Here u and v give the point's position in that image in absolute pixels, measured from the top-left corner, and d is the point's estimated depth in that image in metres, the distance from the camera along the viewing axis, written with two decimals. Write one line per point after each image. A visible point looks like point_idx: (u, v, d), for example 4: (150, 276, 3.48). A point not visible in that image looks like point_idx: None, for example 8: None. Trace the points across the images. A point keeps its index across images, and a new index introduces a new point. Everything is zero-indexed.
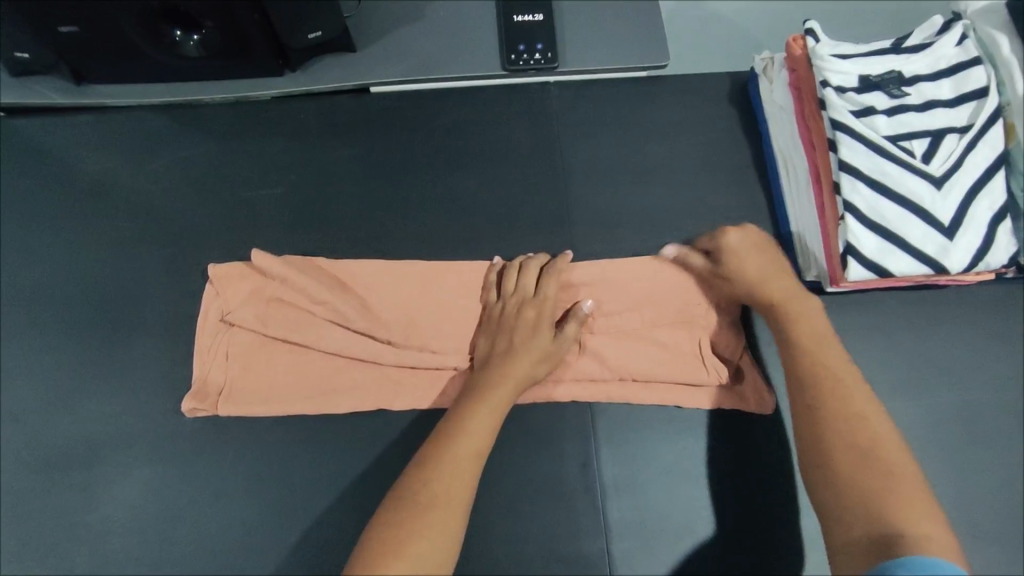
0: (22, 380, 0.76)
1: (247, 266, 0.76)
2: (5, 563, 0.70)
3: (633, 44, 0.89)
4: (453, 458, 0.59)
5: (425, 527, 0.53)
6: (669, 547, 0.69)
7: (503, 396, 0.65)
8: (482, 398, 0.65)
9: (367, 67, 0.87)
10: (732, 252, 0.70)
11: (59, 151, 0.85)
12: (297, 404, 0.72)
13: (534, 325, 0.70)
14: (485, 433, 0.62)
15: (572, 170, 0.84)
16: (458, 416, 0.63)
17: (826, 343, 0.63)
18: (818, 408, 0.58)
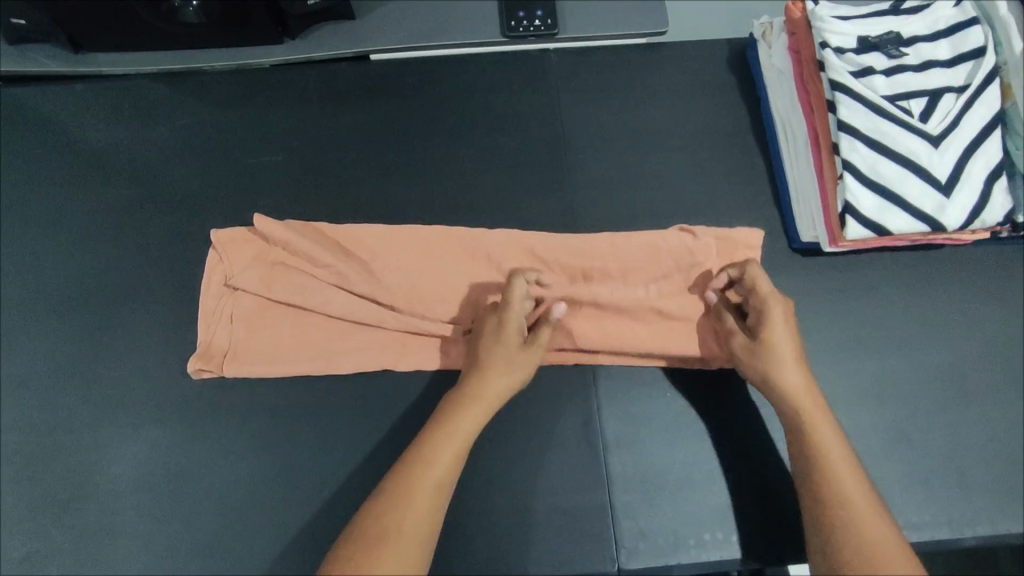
0: (27, 344, 0.76)
1: (251, 231, 0.77)
2: (14, 523, 0.70)
3: (632, 12, 0.89)
4: (417, 487, 0.58)
5: (387, 557, 0.53)
6: (669, 502, 0.70)
7: (471, 423, 0.63)
8: (452, 423, 0.63)
9: (367, 34, 0.87)
10: (770, 314, 0.66)
11: (59, 118, 0.85)
12: (302, 367, 0.73)
13: (496, 336, 0.68)
14: (449, 460, 0.61)
15: (572, 134, 0.84)
16: (428, 437, 0.62)
17: (821, 424, 0.62)
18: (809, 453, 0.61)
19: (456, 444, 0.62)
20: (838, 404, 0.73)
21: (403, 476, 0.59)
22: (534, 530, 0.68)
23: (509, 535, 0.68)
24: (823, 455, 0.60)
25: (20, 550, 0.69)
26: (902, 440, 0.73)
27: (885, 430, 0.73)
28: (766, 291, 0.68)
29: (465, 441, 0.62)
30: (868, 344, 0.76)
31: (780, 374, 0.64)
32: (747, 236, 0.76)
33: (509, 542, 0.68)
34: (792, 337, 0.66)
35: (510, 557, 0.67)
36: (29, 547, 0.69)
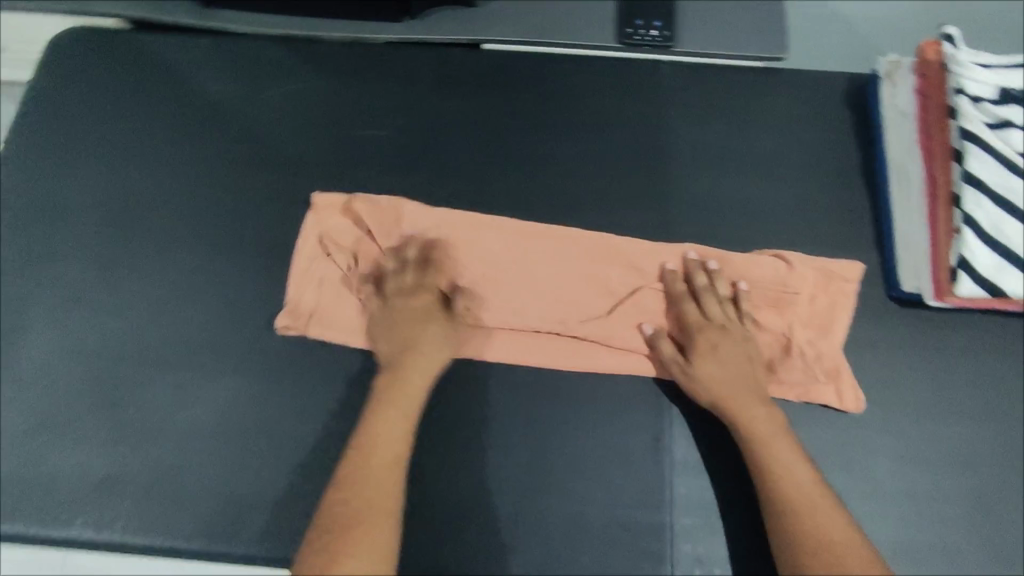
0: (125, 276, 0.78)
1: (348, 201, 0.78)
2: (94, 447, 0.72)
3: (753, 33, 0.88)
4: (371, 475, 0.64)
5: (363, 540, 0.60)
6: (730, 534, 0.69)
7: (410, 399, 0.69)
8: (395, 409, 0.68)
9: (485, 23, 0.88)
10: (705, 330, 0.71)
11: (178, 65, 0.87)
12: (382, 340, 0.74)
13: (421, 317, 0.73)
14: (398, 441, 0.67)
15: (675, 149, 0.83)
16: (376, 423, 0.67)
17: (779, 438, 0.66)
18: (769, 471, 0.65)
19: (396, 424, 0.68)
20: (919, 463, 0.71)
21: (347, 476, 0.64)
22: (589, 537, 0.68)
23: (565, 538, 0.68)
24: (783, 470, 0.65)
25: (96, 474, 0.71)
26: (979, 512, 0.70)
27: (963, 499, 0.70)
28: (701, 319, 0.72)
29: (408, 422, 0.68)
30: (959, 408, 0.72)
31: (723, 392, 0.69)
32: (845, 268, 0.75)
33: (563, 544, 0.68)
34: (740, 359, 0.70)
35: (562, 559, 0.68)
36: (105, 471, 0.72)
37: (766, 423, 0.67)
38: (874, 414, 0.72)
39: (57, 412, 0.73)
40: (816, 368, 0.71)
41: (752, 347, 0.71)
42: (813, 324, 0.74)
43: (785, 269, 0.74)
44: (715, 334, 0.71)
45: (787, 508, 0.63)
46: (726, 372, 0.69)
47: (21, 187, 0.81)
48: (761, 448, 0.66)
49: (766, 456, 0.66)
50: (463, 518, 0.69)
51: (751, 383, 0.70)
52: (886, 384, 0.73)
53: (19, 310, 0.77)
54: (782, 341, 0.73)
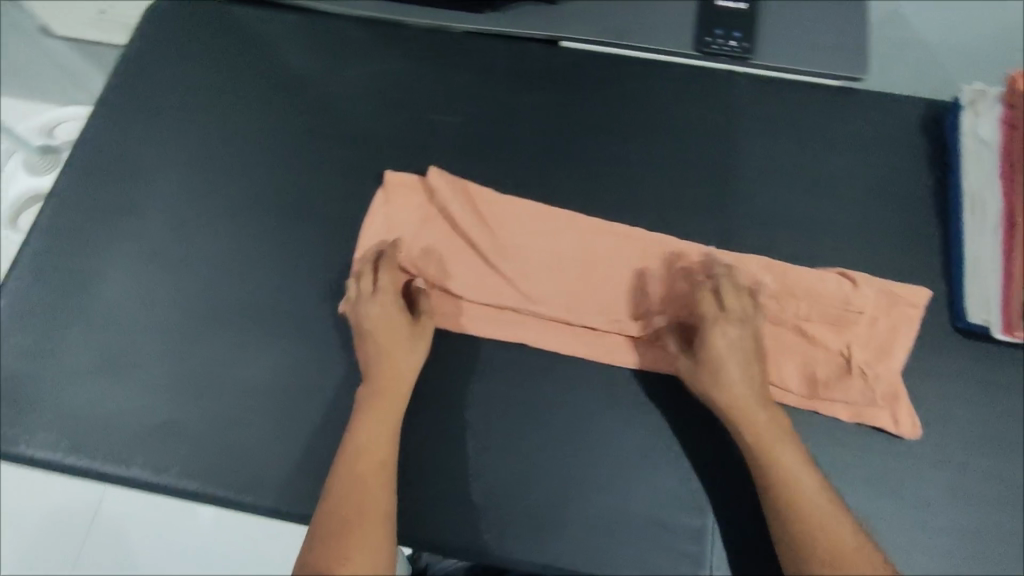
0: (197, 234, 0.80)
1: (413, 188, 0.80)
2: (150, 396, 0.73)
3: (832, 52, 0.87)
4: (362, 481, 0.64)
5: (359, 536, 0.61)
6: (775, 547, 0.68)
7: (392, 396, 0.70)
8: (376, 417, 0.69)
9: (565, 21, 0.90)
10: (725, 324, 0.70)
11: (266, 39, 0.91)
12: (443, 321, 0.76)
13: (390, 321, 0.73)
14: (383, 448, 0.67)
15: (744, 160, 0.83)
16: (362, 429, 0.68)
17: (782, 442, 0.66)
18: (771, 475, 0.65)
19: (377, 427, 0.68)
20: (972, 497, 0.69)
21: (341, 477, 0.65)
22: (629, 534, 0.68)
23: (605, 532, 0.68)
24: (784, 474, 0.64)
25: (149, 422, 0.72)
26: None
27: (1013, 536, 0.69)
28: (715, 314, 0.71)
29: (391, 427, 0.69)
30: (1016, 444, 0.71)
31: (728, 389, 0.68)
32: (910, 292, 0.74)
33: (603, 539, 0.68)
34: (746, 354, 0.70)
35: (602, 553, 0.67)
36: (158, 421, 0.72)
37: (769, 424, 0.67)
38: (929, 442, 0.71)
39: (122, 354, 0.75)
40: (875, 391, 0.71)
41: (758, 343, 0.71)
42: (873, 347, 0.73)
43: (849, 289, 0.74)
44: (732, 328, 0.70)
45: (792, 514, 0.62)
46: (744, 369, 0.69)
47: (112, 142, 0.85)
48: (762, 451, 0.66)
49: (767, 460, 0.65)
50: (506, 502, 0.69)
51: (755, 382, 0.69)
52: (944, 413, 0.72)
53: (97, 256, 0.79)
54: (841, 361, 0.73)
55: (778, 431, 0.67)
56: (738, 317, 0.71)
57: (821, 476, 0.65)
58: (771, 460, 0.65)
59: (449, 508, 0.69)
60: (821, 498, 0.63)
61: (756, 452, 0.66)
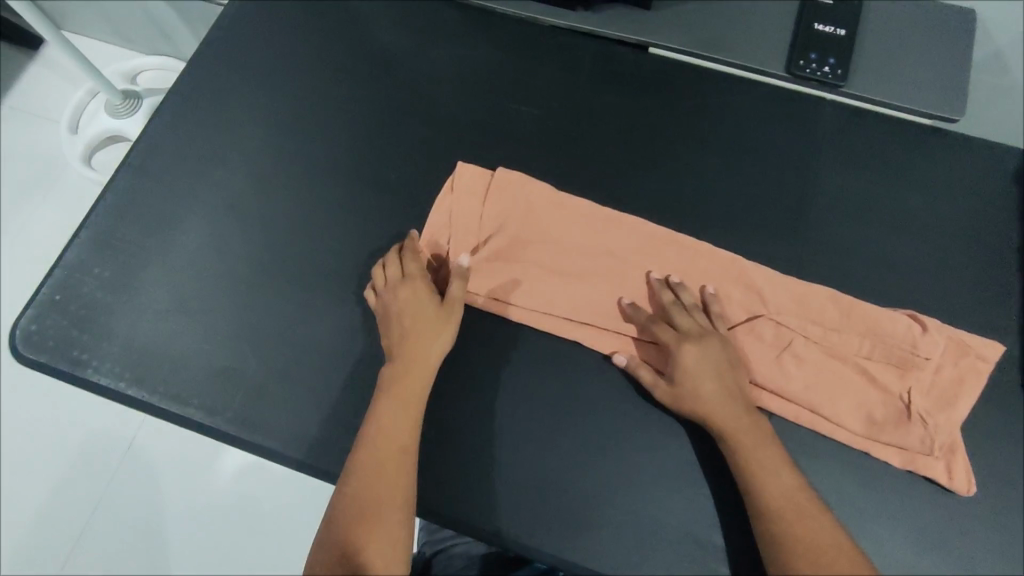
0: (272, 193, 0.82)
1: (463, 186, 0.80)
2: (209, 342, 0.75)
3: (929, 91, 0.84)
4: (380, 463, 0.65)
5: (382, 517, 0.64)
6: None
7: (417, 376, 0.69)
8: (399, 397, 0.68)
9: (656, 25, 0.88)
10: (690, 345, 0.69)
11: (358, 13, 0.92)
12: (502, 311, 0.75)
13: (418, 302, 0.72)
14: (405, 431, 0.67)
15: (822, 188, 0.81)
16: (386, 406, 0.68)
17: (767, 466, 0.65)
18: (762, 502, 0.64)
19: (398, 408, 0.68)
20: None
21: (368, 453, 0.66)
22: (661, 546, 0.67)
23: (636, 540, 0.67)
24: (773, 499, 0.63)
25: (205, 367, 0.74)
26: None
27: None
28: (676, 335, 0.70)
29: (409, 408, 0.68)
30: None
31: (705, 411, 0.67)
32: (981, 344, 0.72)
33: (633, 546, 0.67)
34: (718, 370, 0.69)
35: (630, 561, 0.67)
36: (213, 366, 0.74)
37: (752, 445, 0.66)
38: (985, 501, 0.68)
39: (192, 299, 0.77)
40: (934, 441, 0.68)
41: (731, 357, 0.70)
42: (936, 396, 0.71)
43: (918, 334, 0.72)
44: (698, 348, 0.69)
45: (788, 541, 0.62)
46: (714, 391, 0.68)
47: (204, 95, 0.88)
48: (751, 478, 0.65)
49: (757, 487, 0.64)
50: (543, 494, 0.69)
51: (734, 400, 0.68)
52: (1004, 475, 0.69)
53: (178, 203, 0.82)
54: (902, 405, 0.70)
55: (756, 453, 0.65)
56: (698, 332, 0.71)
57: (813, 497, 0.64)
58: (759, 486, 0.64)
59: (487, 491, 0.69)
60: (818, 523, 0.62)
61: (741, 479, 0.65)
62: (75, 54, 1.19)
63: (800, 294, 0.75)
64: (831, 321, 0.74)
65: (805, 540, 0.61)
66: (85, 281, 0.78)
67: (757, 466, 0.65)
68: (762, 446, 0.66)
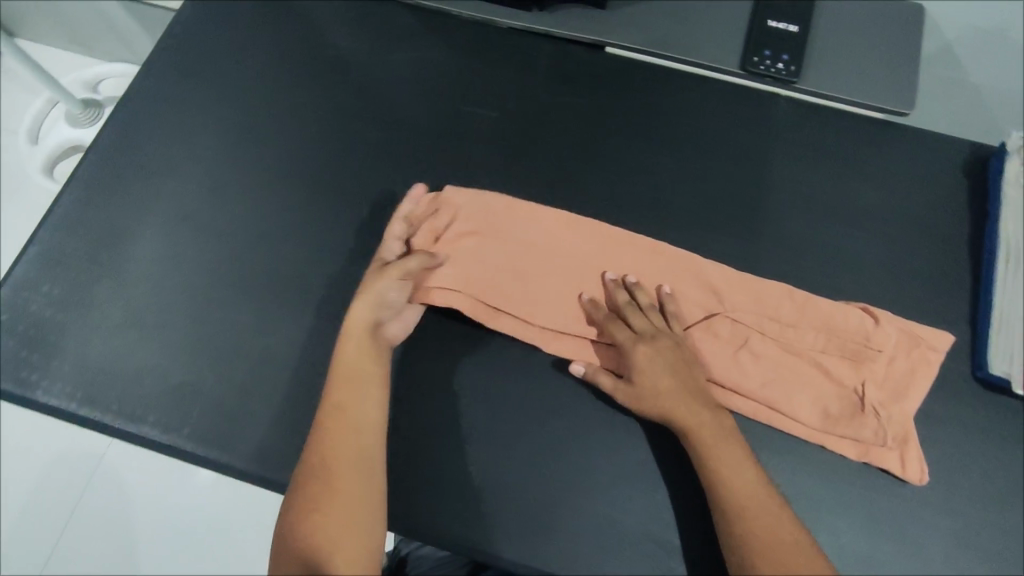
0: (227, 202, 0.81)
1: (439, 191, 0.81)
2: (166, 356, 0.74)
3: (881, 85, 0.86)
4: (339, 472, 0.64)
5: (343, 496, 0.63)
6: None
7: (358, 377, 0.68)
8: (346, 397, 0.67)
9: (612, 24, 0.88)
10: (643, 347, 0.70)
11: (312, 18, 0.91)
12: (468, 313, 0.74)
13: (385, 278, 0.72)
14: (363, 408, 0.67)
15: (777, 184, 0.82)
16: (335, 409, 0.67)
17: (729, 464, 0.65)
18: (724, 504, 0.64)
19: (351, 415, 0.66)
20: (976, 551, 0.68)
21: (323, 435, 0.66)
22: (621, 545, 0.68)
23: (597, 541, 0.68)
24: (737, 500, 0.64)
25: (161, 382, 0.73)
26: None
27: None
28: (630, 337, 0.71)
29: (365, 412, 0.67)
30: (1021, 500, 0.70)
31: (664, 413, 0.68)
32: (933, 335, 0.73)
33: (594, 546, 0.68)
34: (673, 371, 0.69)
35: (591, 561, 0.67)
36: (169, 381, 0.73)
37: (713, 444, 0.66)
38: (937, 490, 0.70)
39: (145, 313, 0.76)
40: (888, 432, 0.69)
41: (687, 357, 0.71)
42: (888, 388, 0.72)
43: (873, 327, 0.73)
44: (652, 350, 0.70)
45: (752, 542, 0.62)
46: (670, 391, 0.68)
47: (156, 105, 0.86)
48: (714, 479, 0.65)
49: (721, 487, 0.64)
50: (503, 498, 0.69)
51: (692, 400, 0.68)
52: (956, 463, 0.71)
53: (130, 215, 0.81)
54: (856, 397, 0.71)
55: (715, 452, 0.66)
56: (653, 333, 0.71)
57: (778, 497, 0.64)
58: (722, 487, 0.64)
59: (448, 498, 0.69)
60: (781, 522, 0.63)
61: (706, 480, 0.65)
62: (37, 71, 1.18)
63: (757, 293, 0.75)
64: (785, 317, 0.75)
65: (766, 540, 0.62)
66: (35, 299, 0.76)
67: (719, 465, 0.65)
68: (725, 445, 0.66)
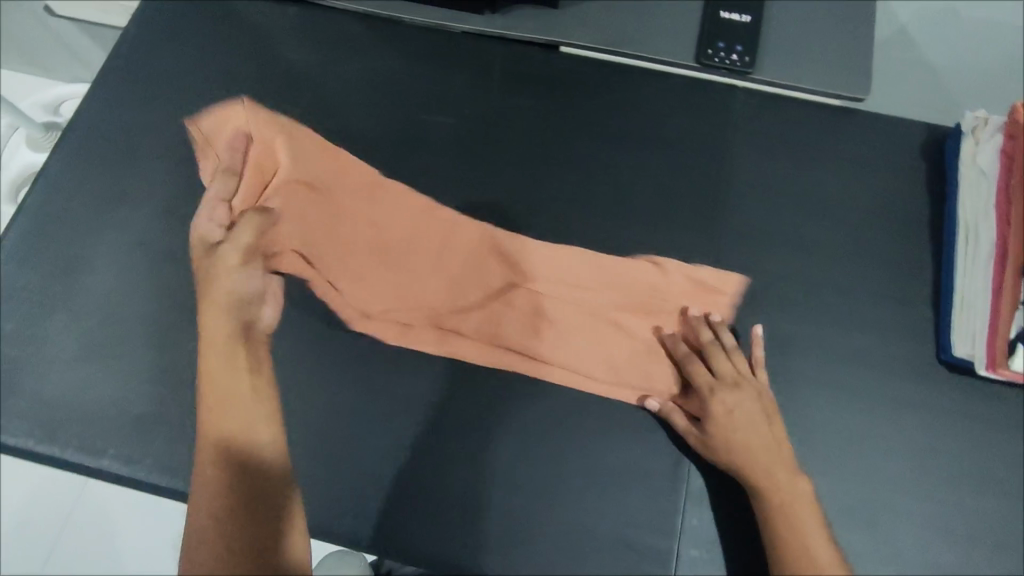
0: (182, 225, 0.80)
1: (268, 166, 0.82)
2: (126, 385, 0.73)
3: (836, 72, 0.86)
4: (255, 488, 0.65)
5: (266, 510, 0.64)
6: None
7: (242, 383, 0.69)
8: (237, 406, 0.68)
9: (565, 23, 0.88)
10: (721, 393, 0.70)
11: (262, 31, 0.89)
12: (318, 296, 0.76)
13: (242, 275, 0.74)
14: (258, 417, 0.69)
15: (736, 176, 0.82)
16: (234, 425, 0.67)
17: (795, 514, 0.64)
18: (780, 547, 0.63)
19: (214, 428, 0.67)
20: (947, 533, 0.69)
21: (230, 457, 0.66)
22: (594, 550, 0.68)
23: (569, 547, 0.68)
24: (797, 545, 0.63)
25: (123, 413, 0.72)
26: None
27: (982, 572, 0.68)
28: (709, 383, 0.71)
29: (260, 422, 0.68)
30: (990, 479, 0.70)
31: (736, 459, 0.67)
32: (720, 279, 0.77)
33: (567, 552, 0.68)
34: (753, 420, 0.68)
35: (564, 567, 0.67)
36: (131, 411, 0.72)
37: (784, 494, 0.65)
38: (906, 475, 0.70)
39: (103, 343, 0.74)
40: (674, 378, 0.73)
41: (766, 405, 0.70)
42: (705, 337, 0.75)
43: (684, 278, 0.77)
44: (735, 398, 0.69)
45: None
46: (751, 441, 0.67)
47: (105, 129, 0.85)
48: (780, 526, 0.64)
49: (783, 532, 0.64)
50: (474, 510, 0.68)
51: (771, 451, 0.67)
52: (924, 446, 0.71)
53: (83, 244, 0.79)
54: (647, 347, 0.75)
55: (784, 501, 0.65)
56: (734, 380, 0.70)
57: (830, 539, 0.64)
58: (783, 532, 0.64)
59: (418, 513, 0.68)
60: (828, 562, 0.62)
61: (767, 525, 0.65)
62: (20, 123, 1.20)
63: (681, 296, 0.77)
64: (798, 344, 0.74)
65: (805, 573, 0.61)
66: None
67: (786, 516, 0.64)
68: (805, 506, 0.65)
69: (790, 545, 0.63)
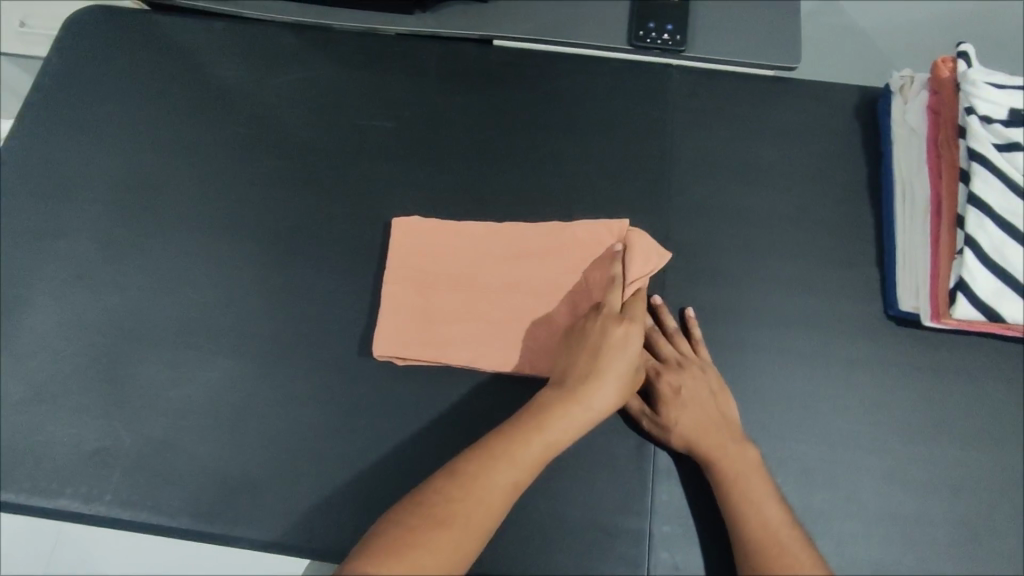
0: (125, 254, 0.78)
1: (195, 189, 0.81)
2: (81, 423, 0.71)
3: (766, 44, 0.87)
4: (464, 505, 0.57)
5: (446, 536, 0.55)
6: (723, 543, 0.68)
7: (558, 436, 0.62)
8: (526, 452, 0.61)
9: (497, 19, 0.89)
10: (666, 375, 0.70)
11: (191, 49, 0.88)
12: (252, 312, 0.75)
13: (232, 298, 0.76)
14: (531, 465, 0.61)
15: (678, 154, 0.83)
16: (485, 454, 0.61)
17: (748, 482, 0.65)
18: (735, 514, 0.64)
19: (516, 475, 0.60)
20: (907, 484, 0.70)
21: (466, 473, 0.59)
22: (567, 538, 0.68)
23: (543, 538, 0.68)
24: (751, 509, 0.63)
25: (80, 451, 0.70)
26: (963, 530, 0.69)
27: (944, 517, 0.70)
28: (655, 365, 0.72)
29: (519, 479, 0.60)
30: (945, 427, 0.72)
31: (686, 436, 0.68)
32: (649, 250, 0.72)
33: (541, 543, 0.68)
34: (700, 397, 0.69)
35: (540, 558, 0.68)
36: (87, 449, 0.70)
37: (736, 464, 0.66)
38: (862, 431, 0.72)
39: (52, 384, 0.73)
40: None
41: (713, 379, 0.70)
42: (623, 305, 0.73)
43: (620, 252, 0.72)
44: (677, 377, 0.70)
45: (751, 540, 0.62)
46: (697, 417, 0.68)
47: (36, 163, 0.82)
48: (733, 494, 0.65)
49: (736, 500, 0.64)
50: None
51: (720, 425, 0.68)
52: (879, 402, 0.73)
53: (23, 282, 0.77)
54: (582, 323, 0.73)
55: (736, 472, 0.65)
56: (676, 359, 0.71)
57: (785, 503, 0.64)
58: (737, 500, 0.64)
59: None
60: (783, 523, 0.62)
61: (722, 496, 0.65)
62: None
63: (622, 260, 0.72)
64: (743, 318, 0.76)
65: (760, 536, 0.62)
66: None
67: (739, 485, 0.65)
68: (758, 481, 0.65)
69: (741, 506, 0.64)
